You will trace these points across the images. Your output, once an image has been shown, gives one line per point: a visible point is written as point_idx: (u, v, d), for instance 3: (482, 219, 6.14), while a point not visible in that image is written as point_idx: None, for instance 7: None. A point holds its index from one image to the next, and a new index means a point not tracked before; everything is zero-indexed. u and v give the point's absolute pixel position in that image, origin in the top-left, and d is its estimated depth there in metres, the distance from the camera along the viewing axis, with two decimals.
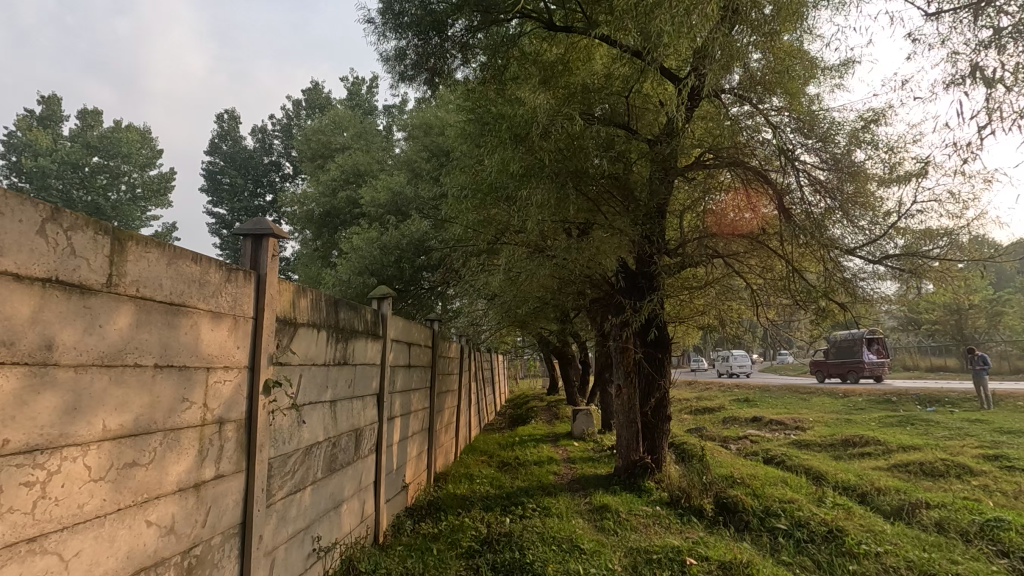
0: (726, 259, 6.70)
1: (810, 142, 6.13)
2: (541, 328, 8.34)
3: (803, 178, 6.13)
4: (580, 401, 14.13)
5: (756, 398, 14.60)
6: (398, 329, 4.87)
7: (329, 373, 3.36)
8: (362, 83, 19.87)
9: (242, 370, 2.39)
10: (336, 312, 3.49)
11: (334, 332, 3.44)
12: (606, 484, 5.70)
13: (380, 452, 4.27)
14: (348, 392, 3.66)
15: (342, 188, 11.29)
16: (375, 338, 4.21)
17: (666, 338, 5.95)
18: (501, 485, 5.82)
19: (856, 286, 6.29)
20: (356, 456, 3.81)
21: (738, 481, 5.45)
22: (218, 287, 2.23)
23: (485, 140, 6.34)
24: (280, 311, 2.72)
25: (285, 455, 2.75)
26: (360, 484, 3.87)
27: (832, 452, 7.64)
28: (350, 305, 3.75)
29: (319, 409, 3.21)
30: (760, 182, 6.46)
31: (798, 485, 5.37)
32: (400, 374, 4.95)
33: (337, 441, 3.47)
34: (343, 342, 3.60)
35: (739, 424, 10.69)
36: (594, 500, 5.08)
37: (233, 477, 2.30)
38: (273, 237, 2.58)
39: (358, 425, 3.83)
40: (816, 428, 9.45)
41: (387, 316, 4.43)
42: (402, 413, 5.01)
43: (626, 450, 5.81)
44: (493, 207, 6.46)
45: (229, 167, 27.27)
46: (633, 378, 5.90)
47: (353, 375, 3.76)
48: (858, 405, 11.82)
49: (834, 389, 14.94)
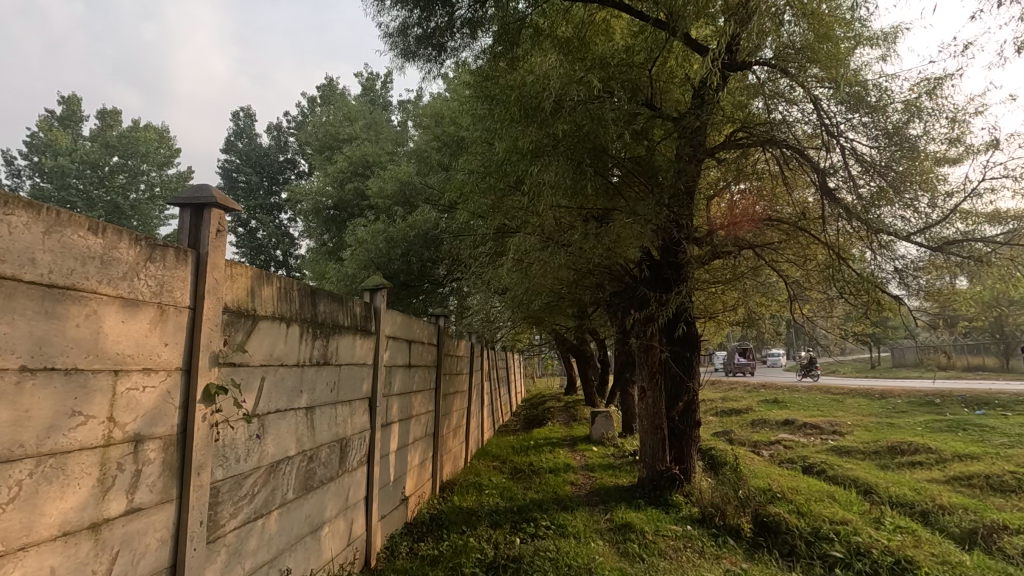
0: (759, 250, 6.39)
1: (856, 116, 5.51)
2: (557, 324, 7.79)
3: (845, 159, 5.56)
4: (599, 403, 13.55)
5: (786, 398, 13.84)
6: (396, 324, 4.36)
7: (303, 375, 2.86)
8: (376, 79, 19.51)
9: (172, 374, 1.90)
10: (314, 304, 2.99)
11: (312, 326, 2.95)
12: (628, 496, 5.14)
13: (372, 464, 3.78)
14: (330, 397, 3.17)
15: (350, 180, 10.85)
16: (366, 335, 3.71)
17: (695, 336, 5.35)
18: (512, 497, 5.29)
19: (908, 279, 5.72)
20: (341, 469, 3.32)
21: (779, 496, 4.84)
22: (133, 267, 1.74)
23: (494, 118, 5.79)
24: (230, 300, 2.22)
25: (238, 476, 2.26)
26: (346, 502, 3.37)
27: (877, 461, 6.96)
28: (333, 296, 3.25)
29: (290, 417, 2.72)
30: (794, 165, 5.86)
31: (848, 502, 4.75)
32: (399, 375, 4.45)
33: (315, 455, 2.97)
34: (324, 339, 3.10)
35: (770, 427, 10.02)
36: (616, 517, 4.52)
37: (157, 510, 1.81)
38: (216, 208, 2.08)
39: (343, 434, 3.33)
40: (856, 432, 8.75)
41: (381, 311, 3.93)
42: (401, 419, 4.51)
43: (651, 459, 5.23)
44: (504, 191, 5.92)
45: (245, 164, 27.10)
46: (658, 380, 5.32)
47: (337, 377, 3.26)
48: (899, 408, 11.03)
49: (871, 390, 14.06)
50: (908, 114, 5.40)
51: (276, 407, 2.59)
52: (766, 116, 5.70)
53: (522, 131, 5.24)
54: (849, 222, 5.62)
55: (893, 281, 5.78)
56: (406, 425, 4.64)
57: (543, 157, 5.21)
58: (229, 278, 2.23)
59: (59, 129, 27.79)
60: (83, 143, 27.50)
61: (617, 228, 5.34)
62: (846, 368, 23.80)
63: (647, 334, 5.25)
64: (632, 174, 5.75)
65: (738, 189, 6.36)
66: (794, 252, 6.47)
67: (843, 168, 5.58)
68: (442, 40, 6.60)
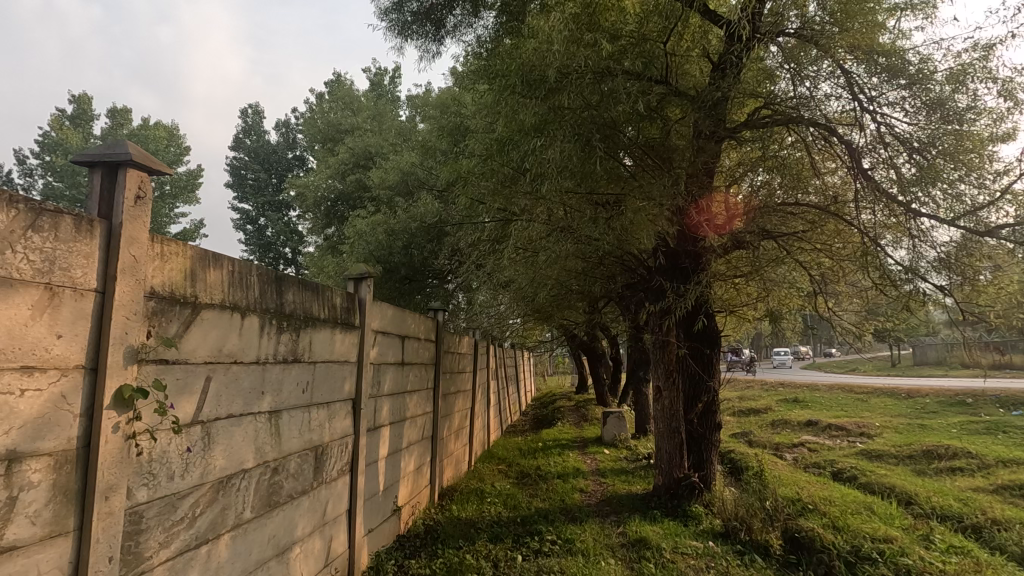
0: (782, 239, 5.91)
1: (893, 87, 5.01)
2: (567, 320, 7.35)
3: (878, 137, 5.11)
4: (611, 402, 13.08)
5: (808, 398, 13.26)
6: (385, 318, 3.96)
7: (265, 374, 2.47)
8: (385, 74, 19.10)
9: (68, 374, 1.51)
10: (279, 292, 2.59)
11: (276, 317, 2.56)
12: (642, 507, 4.69)
13: (356, 473, 3.38)
14: (301, 400, 2.77)
15: (352, 172, 10.49)
16: (347, 330, 3.30)
17: (715, 331, 4.90)
18: (516, 505, 4.89)
19: (953, 269, 5.19)
20: (316, 481, 2.93)
21: (811, 508, 4.37)
22: (5, 236, 1.36)
23: (495, 94, 5.35)
24: (158, 284, 1.83)
25: (171, 497, 1.87)
26: (323, 517, 2.98)
27: (912, 467, 6.44)
28: (305, 284, 2.85)
29: (247, 425, 2.33)
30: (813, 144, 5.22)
31: (888, 515, 4.29)
32: (389, 374, 4.05)
33: (281, 466, 2.58)
34: (292, 333, 2.70)
35: (792, 428, 9.51)
36: (629, 531, 4.10)
37: (44, 547, 1.42)
38: (132, 168, 1.68)
39: (319, 442, 2.95)
40: (886, 434, 8.23)
41: (366, 303, 3.53)
42: (393, 422, 4.12)
43: (667, 466, 4.78)
44: (506, 174, 5.49)
45: (253, 162, 26.92)
46: (676, 379, 4.86)
47: (310, 377, 2.87)
48: (930, 408, 10.44)
49: (895, 389, 13.34)
50: (954, 80, 4.86)
51: (227, 412, 2.20)
52: (792, 92, 5.20)
53: (524, 107, 4.81)
54: (883, 207, 5.19)
55: (931, 272, 5.25)
56: (398, 428, 4.24)
57: (547, 134, 4.79)
58: (157, 257, 1.83)
59: (69, 128, 27.84)
60: (93, 142, 27.52)
61: (628, 212, 4.92)
62: (868, 367, 23.04)
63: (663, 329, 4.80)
64: (644, 155, 5.31)
65: (758, 179, 5.69)
66: (825, 238, 6.02)
67: (877, 147, 5.15)
68: (441, 16, 6.21)
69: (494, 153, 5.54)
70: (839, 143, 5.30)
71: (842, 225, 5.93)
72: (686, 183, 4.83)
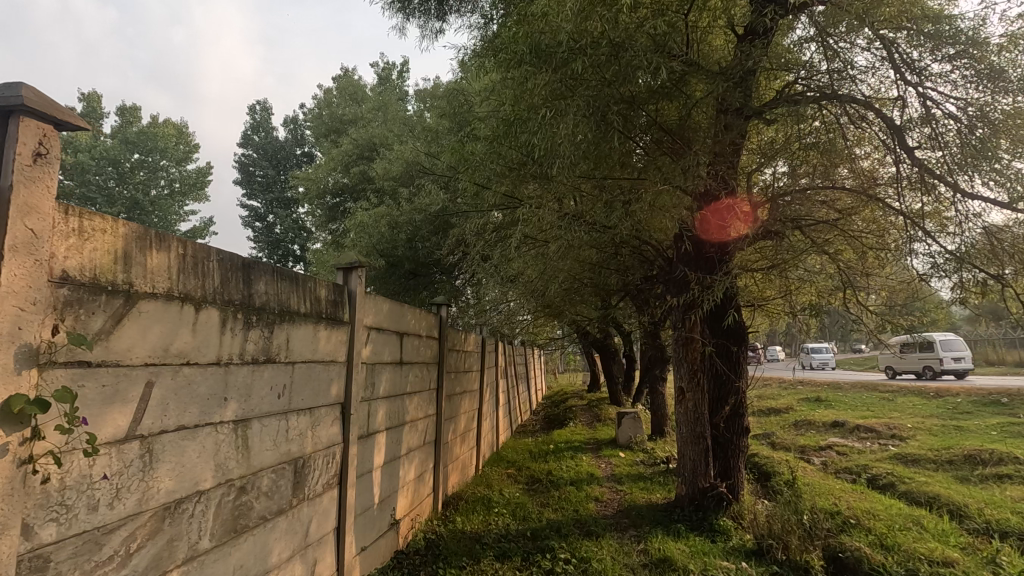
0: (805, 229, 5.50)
1: (939, 56, 4.55)
2: (579, 316, 6.95)
3: (925, 113, 4.62)
4: (624, 401, 12.68)
5: (830, 397, 12.75)
6: (380, 313, 3.59)
7: (229, 378, 2.10)
8: (393, 67, 18.72)
9: None
10: (246, 281, 2.21)
11: (242, 310, 2.18)
12: (664, 519, 4.28)
13: (346, 487, 3.02)
14: (275, 406, 2.40)
15: (356, 164, 10.15)
16: (333, 326, 2.93)
17: (742, 329, 4.52)
18: (526, 516, 4.51)
19: (1007, 259, 4.71)
20: (297, 499, 2.56)
21: (852, 523, 3.96)
22: None
23: (501, 67, 4.93)
24: (73, 267, 1.46)
25: (94, 533, 1.51)
26: (305, 539, 2.62)
27: (953, 473, 5.98)
28: (281, 273, 2.47)
29: (204, 438, 1.96)
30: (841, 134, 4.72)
31: (941, 532, 3.88)
32: (385, 374, 3.68)
33: (251, 484, 2.22)
34: (265, 329, 2.32)
35: (817, 429, 9.05)
36: (651, 549, 3.70)
37: None
38: (25, 118, 1.32)
39: (298, 454, 2.58)
40: (919, 436, 7.75)
41: (357, 295, 3.16)
42: (390, 428, 3.75)
43: (691, 475, 4.36)
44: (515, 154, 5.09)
45: (261, 158, 26.73)
46: (702, 380, 4.43)
47: (287, 381, 2.50)
48: (964, 408, 9.90)
49: (922, 388, 12.78)
50: (1015, 44, 4.33)
51: (178, 424, 1.84)
52: (826, 64, 4.74)
53: (534, 80, 4.40)
54: (920, 193, 4.88)
55: (981, 262, 4.78)
56: (396, 434, 3.87)
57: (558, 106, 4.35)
58: (73, 234, 1.47)
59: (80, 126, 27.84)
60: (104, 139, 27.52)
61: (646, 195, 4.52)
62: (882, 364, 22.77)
63: (687, 325, 4.38)
64: (662, 135, 4.89)
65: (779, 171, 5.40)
66: (859, 225, 5.62)
67: (925, 124, 4.67)
68: None
69: (500, 131, 5.12)
70: (875, 123, 4.92)
71: (879, 211, 5.59)
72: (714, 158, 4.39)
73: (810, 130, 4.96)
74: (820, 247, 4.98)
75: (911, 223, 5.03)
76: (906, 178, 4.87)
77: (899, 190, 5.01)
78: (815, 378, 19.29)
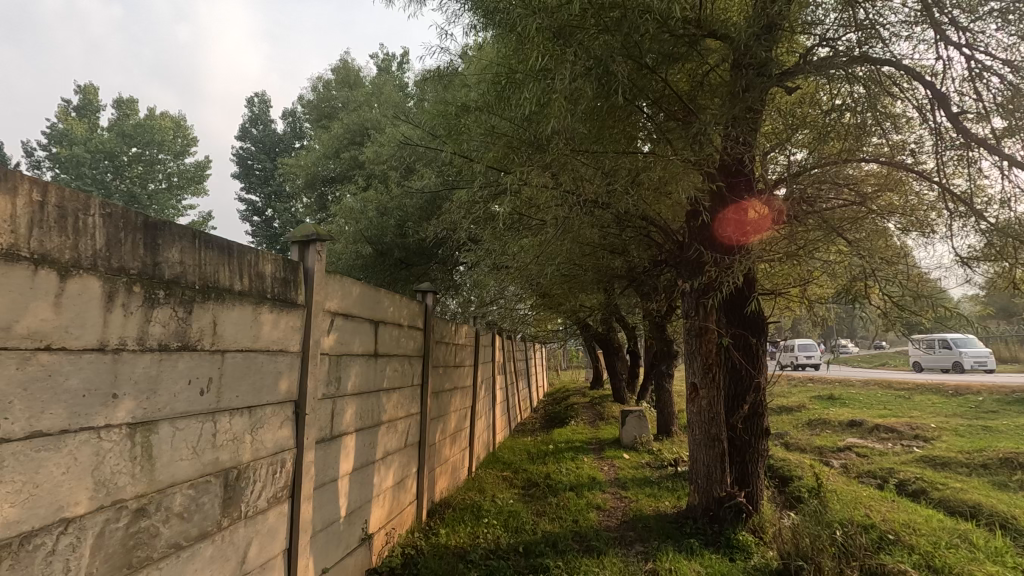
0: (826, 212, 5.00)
1: (983, 12, 4.05)
2: (581, 308, 6.46)
3: (971, 75, 4.11)
4: (628, 399, 12.22)
5: (844, 394, 12.25)
6: (348, 297, 3.10)
7: (121, 369, 1.62)
8: (394, 57, 18.26)
9: None
10: (151, 245, 1.73)
11: (143, 283, 1.70)
12: (674, 532, 3.79)
13: (299, 501, 2.53)
14: (196, 405, 1.92)
15: (348, 149, 9.68)
16: (282, 310, 2.44)
17: (759, 320, 4.04)
18: (519, 528, 4.04)
19: None
20: (230, 519, 2.09)
21: (891, 539, 3.47)
22: None
23: (491, 19, 4.38)
24: None
25: None
26: (240, 567, 2.14)
27: (989, 478, 5.48)
28: (203, 241, 1.98)
29: (78, 448, 1.48)
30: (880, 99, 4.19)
31: (994, 550, 3.40)
32: (355, 368, 3.20)
33: (157, 505, 1.74)
34: (179, 308, 1.84)
35: (833, 429, 8.55)
36: (661, 568, 3.22)
37: None
38: None
39: (230, 464, 2.10)
40: (946, 437, 7.25)
41: (314, 274, 2.68)
42: (361, 430, 3.28)
43: (705, 482, 3.86)
44: (508, 120, 4.56)
45: (259, 151, 26.24)
46: (719, 377, 3.91)
47: (215, 375, 2.02)
48: (988, 406, 9.38)
49: (940, 385, 12.26)
50: None
51: (31, 429, 1.36)
52: (852, 24, 4.22)
53: (528, 29, 3.85)
54: (961, 166, 4.34)
55: None
56: (369, 436, 3.39)
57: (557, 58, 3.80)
58: None
59: (76, 118, 27.42)
60: (101, 132, 27.20)
61: (656, 165, 4.01)
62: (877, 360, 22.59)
63: (701, 313, 3.88)
64: (673, 102, 4.38)
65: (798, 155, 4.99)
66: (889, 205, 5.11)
67: (971, 88, 4.14)
68: None
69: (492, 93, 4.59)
70: (913, 91, 4.42)
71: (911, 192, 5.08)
72: (737, 122, 3.87)
73: (841, 98, 4.44)
74: (850, 226, 4.47)
75: (952, 200, 4.52)
76: (947, 149, 4.35)
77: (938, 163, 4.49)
78: (824, 374, 18.82)
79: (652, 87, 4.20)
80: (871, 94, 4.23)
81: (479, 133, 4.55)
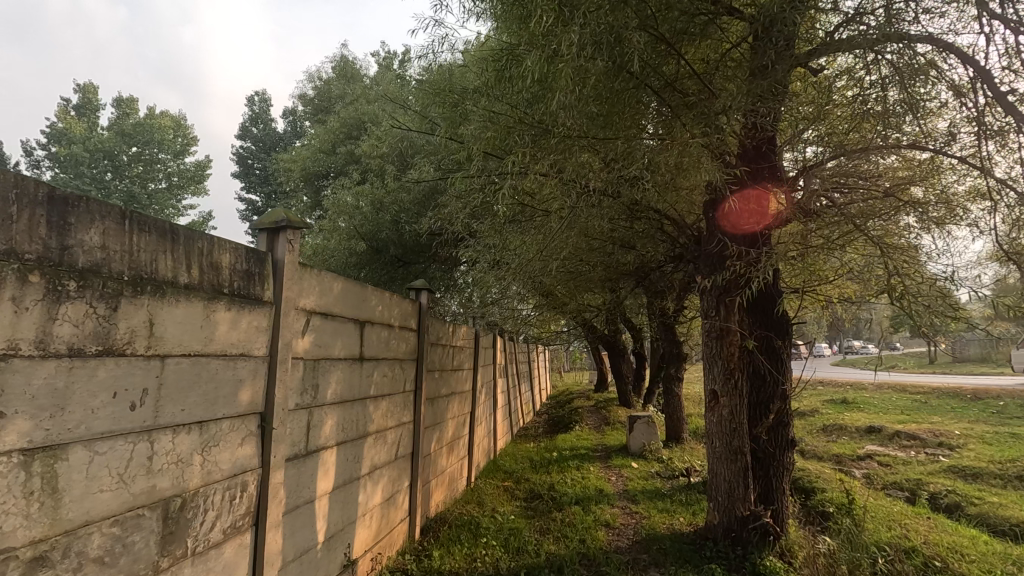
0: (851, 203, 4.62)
1: None
2: (586, 308, 6.10)
3: (1016, 51, 3.72)
4: (634, 403, 11.85)
5: (857, 398, 11.86)
6: (327, 294, 2.75)
7: (9, 380, 1.26)
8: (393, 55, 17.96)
9: None
10: (56, 224, 1.38)
11: (44, 271, 1.35)
12: (692, 555, 3.42)
13: (265, 531, 2.17)
14: (125, 422, 1.56)
15: (344, 143, 9.34)
16: (242, 308, 2.08)
17: (784, 320, 3.68)
18: (521, 548, 3.68)
19: None
20: (173, 559, 1.73)
21: (938, 567, 3.11)
22: None
23: None
24: None
25: None
26: None
27: None
28: (135, 223, 1.63)
29: None
30: (919, 77, 3.79)
31: None
32: (336, 374, 2.84)
33: (65, 550, 1.39)
34: (98, 303, 1.48)
35: (850, 435, 8.18)
36: None
37: None
38: None
39: (174, 492, 1.74)
40: (972, 445, 6.87)
41: (285, 266, 2.33)
42: (343, 443, 2.92)
43: (727, 500, 3.49)
44: (509, 98, 4.20)
45: (259, 150, 25.94)
46: (742, 384, 3.54)
47: (153, 385, 1.66)
48: (1011, 412, 8.99)
49: (957, 389, 11.85)
50: None
51: None
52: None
53: None
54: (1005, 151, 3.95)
55: None
56: (353, 450, 3.03)
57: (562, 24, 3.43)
58: None
59: (76, 117, 27.23)
60: (100, 131, 26.95)
61: (673, 148, 3.63)
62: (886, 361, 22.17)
63: (722, 314, 3.51)
64: (688, 80, 3.99)
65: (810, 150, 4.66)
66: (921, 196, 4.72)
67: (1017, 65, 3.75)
68: None
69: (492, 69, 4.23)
70: (950, 70, 4.03)
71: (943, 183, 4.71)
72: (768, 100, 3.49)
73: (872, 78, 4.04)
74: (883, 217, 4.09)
75: (996, 187, 4.11)
76: (989, 131, 3.98)
77: (978, 145, 4.11)
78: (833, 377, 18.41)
79: (666, 59, 3.82)
80: (907, 72, 3.84)
81: (475, 114, 4.14)
